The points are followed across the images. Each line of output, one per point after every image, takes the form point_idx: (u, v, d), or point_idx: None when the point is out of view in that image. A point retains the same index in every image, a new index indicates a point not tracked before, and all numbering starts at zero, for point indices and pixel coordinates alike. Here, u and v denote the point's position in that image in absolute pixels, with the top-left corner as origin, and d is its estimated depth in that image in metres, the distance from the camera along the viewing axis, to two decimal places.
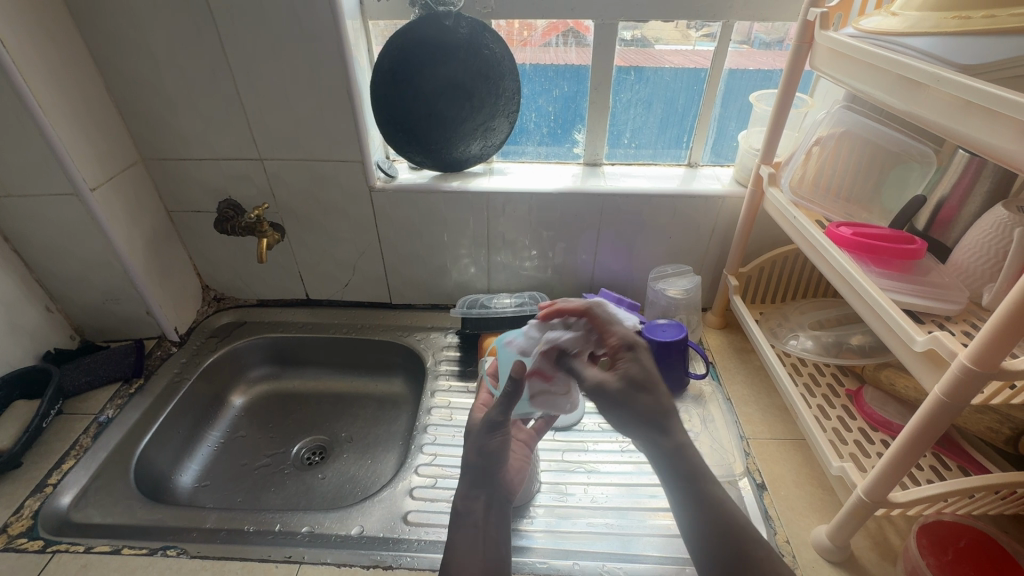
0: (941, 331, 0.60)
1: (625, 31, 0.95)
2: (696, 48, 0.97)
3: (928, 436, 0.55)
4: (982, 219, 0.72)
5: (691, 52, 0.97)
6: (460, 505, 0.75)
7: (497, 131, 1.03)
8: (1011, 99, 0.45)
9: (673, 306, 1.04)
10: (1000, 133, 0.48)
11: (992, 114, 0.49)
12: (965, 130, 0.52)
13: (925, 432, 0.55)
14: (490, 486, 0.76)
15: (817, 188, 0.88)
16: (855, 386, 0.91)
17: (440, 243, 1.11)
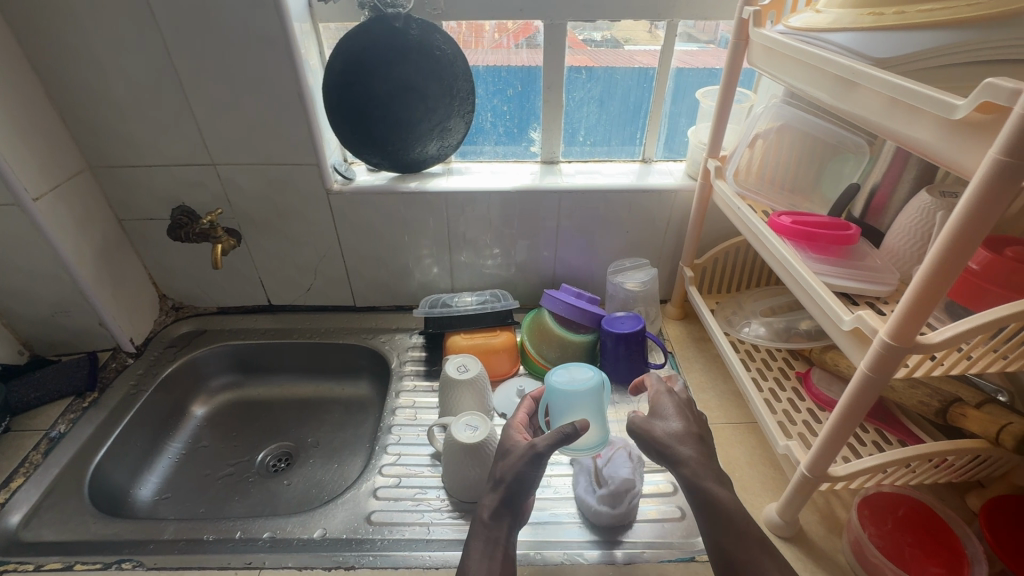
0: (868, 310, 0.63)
1: (595, 32, 0.98)
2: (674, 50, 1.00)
3: (858, 411, 0.58)
4: (909, 205, 0.76)
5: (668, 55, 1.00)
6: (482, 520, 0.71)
7: (454, 131, 1.04)
8: (917, 91, 0.48)
9: (631, 298, 1.06)
10: (910, 123, 0.51)
11: (902, 104, 0.52)
12: (882, 121, 0.55)
13: (855, 407, 0.58)
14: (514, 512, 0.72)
15: (762, 179, 0.92)
16: (804, 368, 0.96)
17: (402, 244, 1.12)
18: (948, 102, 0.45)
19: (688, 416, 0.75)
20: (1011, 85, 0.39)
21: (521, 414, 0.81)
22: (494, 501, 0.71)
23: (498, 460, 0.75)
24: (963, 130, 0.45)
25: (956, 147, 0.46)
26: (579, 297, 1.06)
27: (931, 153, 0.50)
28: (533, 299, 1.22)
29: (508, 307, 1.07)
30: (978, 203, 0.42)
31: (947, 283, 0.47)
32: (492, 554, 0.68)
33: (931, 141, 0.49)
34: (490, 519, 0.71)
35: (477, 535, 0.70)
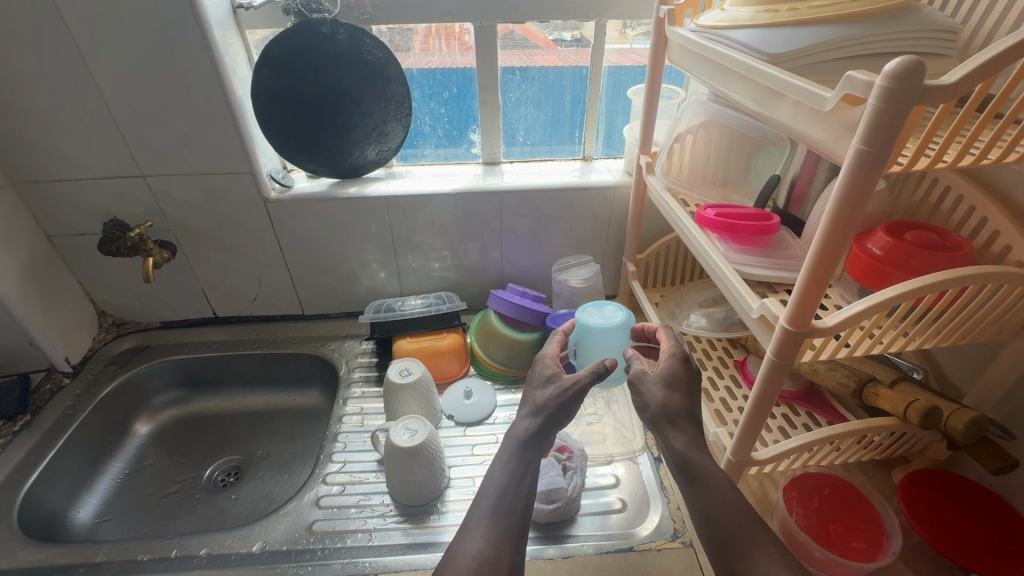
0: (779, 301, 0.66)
1: (566, 32, 1.00)
2: (635, 47, 1.02)
3: (769, 395, 0.60)
4: (823, 195, 0.79)
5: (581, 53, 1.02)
6: (518, 440, 0.75)
7: (392, 136, 1.04)
8: (798, 85, 0.51)
9: (576, 296, 1.07)
10: (798, 115, 0.54)
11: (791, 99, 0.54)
12: (777, 115, 0.58)
13: (766, 392, 0.60)
14: (544, 439, 0.76)
15: (694, 175, 0.94)
16: (742, 356, 0.98)
17: (346, 250, 1.11)
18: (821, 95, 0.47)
19: (688, 388, 0.75)
20: (864, 77, 0.41)
21: (552, 349, 0.85)
22: (532, 426, 0.76)
23: (540, 386, 0.79)
24: (837, 121, 0.47)
25: (833, 137, 0.48)
26: (523, 296, 1.07)
27: (815, 143, 0.52)
28: (483, 300, 1.22)
29: (455, 308, 1.06)
30: (847, 190, 0.44)
31: (832, 267, 0.49)
32: (521, 478, 0.73)
33: (813, 131, 0.52)
34: (526, 445, 0.75)
35: (510, 452, 0.75)
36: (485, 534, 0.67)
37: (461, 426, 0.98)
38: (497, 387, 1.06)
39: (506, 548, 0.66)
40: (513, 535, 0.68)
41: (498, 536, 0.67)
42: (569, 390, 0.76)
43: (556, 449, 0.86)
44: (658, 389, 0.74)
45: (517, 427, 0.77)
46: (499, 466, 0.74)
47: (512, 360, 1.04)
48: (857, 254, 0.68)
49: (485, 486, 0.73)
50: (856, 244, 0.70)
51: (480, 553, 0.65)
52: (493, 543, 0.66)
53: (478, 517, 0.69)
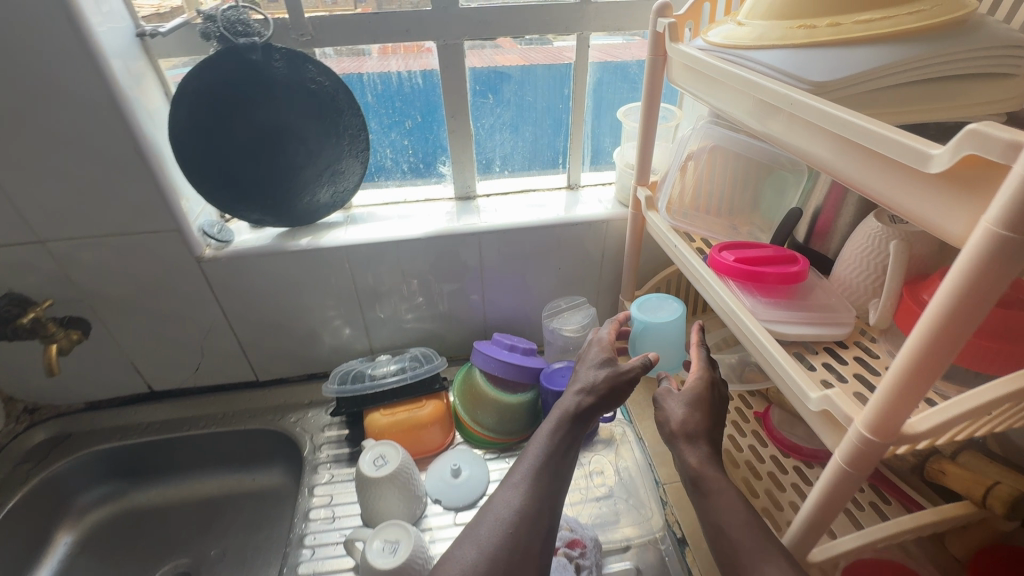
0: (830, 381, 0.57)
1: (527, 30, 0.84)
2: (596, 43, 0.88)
3: (836, 502, 0.49)
4: (858, 231, 0.68)
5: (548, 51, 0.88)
6: (563, 413, 0.73)
7: (347, 175, 0.88)
8: (875, 131, 0.38)
9: (570, 344, 0.95)
10: (860, 163, 0.42)
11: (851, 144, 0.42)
12: (823, 159, 0.46)
13: (832, 499, 0.49)
14: (589, 418, 0.73)
15: (698, 206, 0.82)
16: (763, 407, 0.87)
17: (303, 308, 0.95)
18: (921, 150, 0.35)
19: (712, 411, 0.71)
20: (1004, 135, 0.30)
21: (608, 331, 0.82)
22: (583, 403, 0.73)
23: (595, 365, 0.77)
24: (937, 184, 0.35)
25: (927, 202, 0.37)
26: (512, 350, 0.93)
27: (889, 203, 0.40)
28: (466, 349, 1.08)
29: (434, 370, 0.91)
30: (967, 282, 0.33)
31: (937, 370, 0.37)
32: (565, 453, 0.71)
33: (889, 189, 0.40)
34: (576, 420, 0.73)
35: (557, 422, 0.72)
36: (526, 489, 0.66)
37: (451, 512, 0.84)
38: (489, 456, 0.92)
39: (544, 514, 0.65)
40: (552, 495, 0.67)
41: (539, 496, 0.66)
42: (625, 372, 0.75)
43: (566, 543, 0.74)
44: (679, 407, 0.71)
45: (568, 400, 0.74)
46: (546, 430, 0.72)
47: (502, 425, 0.91)
48: (912, 307, 0.58)
49: (530, 449, 0.71)
50: (909, 293, 0.59)
51: (517, 510, 0.64)
52: (533, 500, 0.65)
53: (521, 472, 0.68)
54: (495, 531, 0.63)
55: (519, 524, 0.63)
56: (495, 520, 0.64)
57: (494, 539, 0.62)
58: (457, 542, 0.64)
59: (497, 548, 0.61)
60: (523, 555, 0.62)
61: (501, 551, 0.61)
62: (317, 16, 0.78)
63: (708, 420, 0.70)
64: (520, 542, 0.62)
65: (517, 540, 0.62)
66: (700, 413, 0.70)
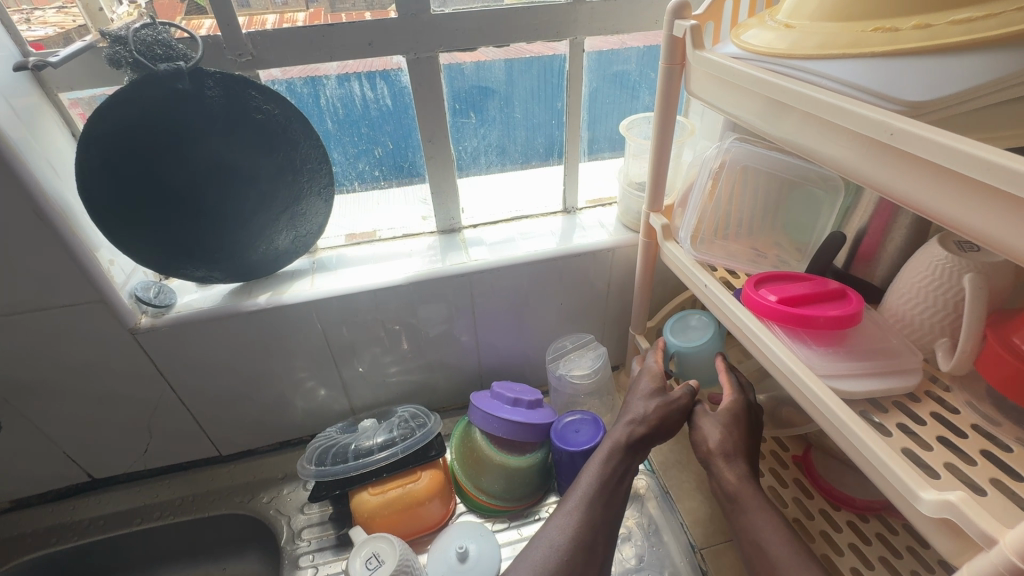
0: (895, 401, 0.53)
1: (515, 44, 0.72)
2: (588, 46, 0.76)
3: None
4: (916, 256, 0.59)
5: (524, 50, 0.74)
6: (615, 440, 0.69)
7: (311, 217, 0.75)
8: (931, 137, 0.34)
9: (579, 390, 0.84)
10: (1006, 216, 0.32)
11: (899, 151, 0.37)
12: (879, 175, 0.39)
13: None
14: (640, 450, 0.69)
15: (724, 232, 0.71)
16: (801, 449, 0.78)
17: (268, 373, 0.81)
18: (988, 160, 0.31)
19: (750, 432, 0.68)
20: None
21: (656, 361, 0.76)
22: (635, 434, 0.68)
23: (647, 395, 0.71)
24: (1003, 199, 0.31)
25: (987, 218, 0.33)
26: (516, 404, 0.80)
27: (938, 217, 0.36)
28: (460, 397, 0.96)
29: (428, 437, 0.79)
30: None
31: None
32: (621, 479, 0.67)
33: (942, 202, 0.35)
34: (628, 450, 0.68)
35: (611, 450, 0.68)
36: (580, 516, 0.63)
37: None
38: (498, 526, 0.81)
39: (601, 539, 0.64)
40: (608, 522, 0.65)
41: (593, 524, 0.64)
42: (678, 403, 0.70)
43: None
44: (717, 428, 0.67)
45: (620, 431, 0.69)
46: (599, 458, 0.68)
47: (510, 492, 0.80)
48: (1000, 354, 0.49)
49: (582, 478, 0.67)
50: (994, 336, 0.50)
51: (572, 539, 0.62)
52: (588, 528, 0.63)
53: (575, 502, 0.65)
54: (549, 558, 0.61)
55: (574, 550, 0.61)
56: (549, 546, 0.62)
57: (549, 566, 0.60)
58: (510, 568, 0.62)
59: (553, 574, 0.59)
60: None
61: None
62: (268, 25, 0.64)
63: (744, 442, 0.67)
64: (577, 566, 0.61)
65: (573, 566, 0.60)
66: (734, 434, 0.67)
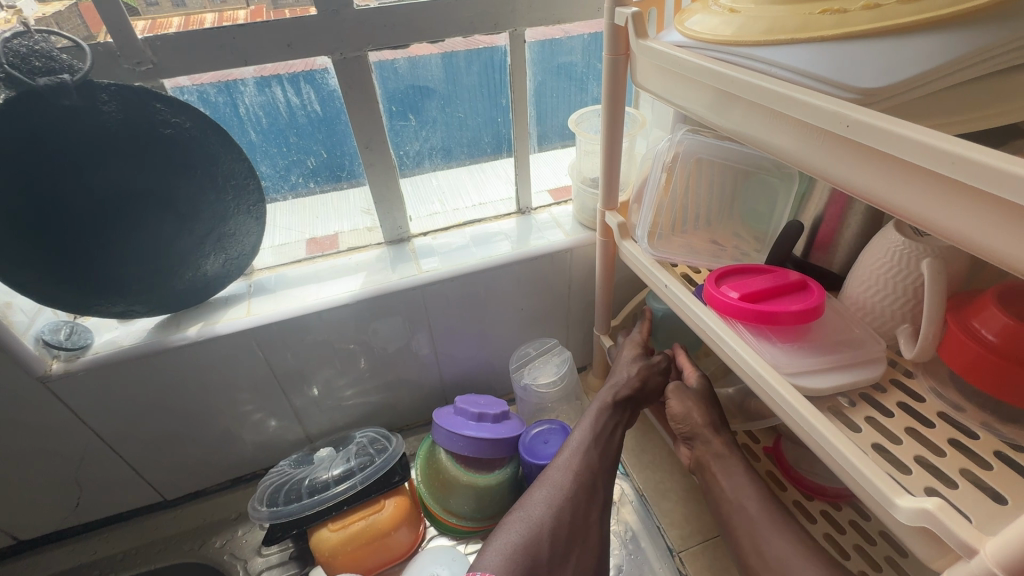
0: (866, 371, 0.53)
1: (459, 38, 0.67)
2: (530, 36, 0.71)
3: None
4: (871, 243, 0.58)
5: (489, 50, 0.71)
6: (607, 396, 0.69)
7: (242, 236, 0.68)
8: (876, 124, 0.31)
9: (546, 398, 0.81)
10: (982, 216, 0.28)
11: (848, 141, 0.35)
12: (841, 170, 0.36)
13: None
14: (632, 406, 0.70)
15: (682, 226, 0.69)
16: (772, 439, 0.77)
17: (208, 410, 0.75)
18: (934, 146, 0.29)
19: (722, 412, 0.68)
20: None
21: (642, 330, 0.76)
22: (620, 394, 0.69)
23: (629, 361, 0.72)
24: (949, 184, 0.30)
25: (935, 204, 0.31)
26: (480, 419, 0.76)
27: (888, 206, 0.34)
28: (424, 413, 0.92)
29: (391, 461, 0.74)
30: None
31: None
32: (613, 431, 0.68)
33: (892, 190, 0.33)
34: (618, 406, 0.69)
35: (602, 404, 0.69)
36: (579, 462, 0.63)
37: None
38: (470, 547, 0.77)
39: (602, 482, 0.64)
40: (607, 465, 0.65)
41: (592, 470, 0.63)
42: (658, 366, 0.72)
43: None
44: (690, 400, 0.67)
45: (607, 390, 0.70)
46: (591, 414, 0.68)
47: (483, 510, 0.76)
48: (962, 340, 0.48)
49: (575, 434, 0.67)
50: (956, 321, 0.49)
51: (575, 481, 0.62)
52: (586, 471, 0.63)
53: (573, 452, 0.65)
54: (554, 497, 0.60)
55: (577, 488, 0.61)
56: (554, 487, 0.61)
57: (555, 504, 0.60)
58: (519, 507, 0.62)
59: (559, 510, 0.59)
60: (584, 519, 0.60)
61: (563, 513, 0.59)
62: (208, 24, 0.58)
63: (722, 416, 0.68)
64: (581, 505, 0.61)
65: (577, 504, 0.60)
66: (715, 408, 0.67)
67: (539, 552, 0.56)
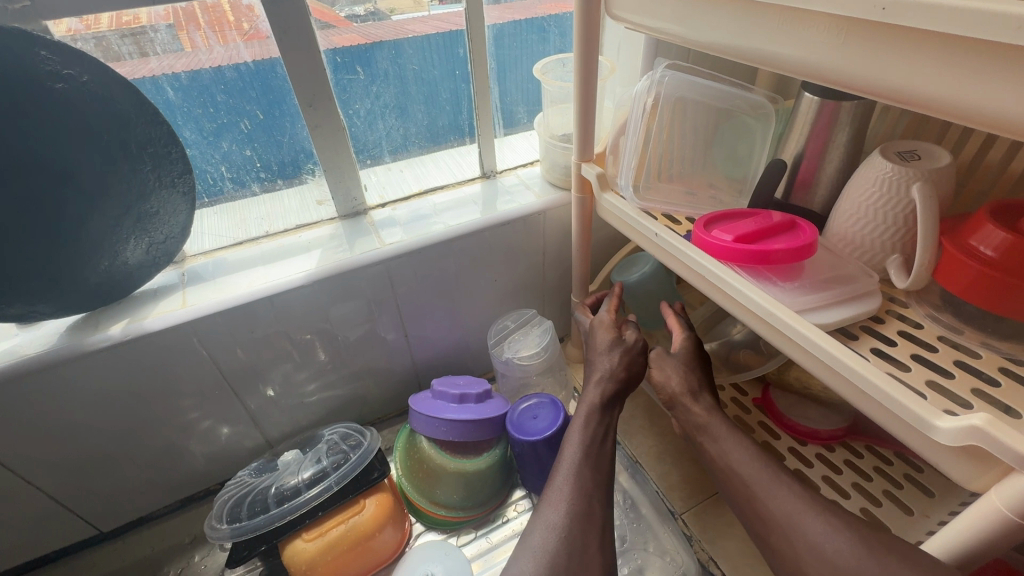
0: (868, 309, 0.51)
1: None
2: None
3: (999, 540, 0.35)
4: (858, 174, 0.56)
5: (431, 21, 0.66)
6: (592, 398, 0.62)
7: (170, 214, 0.59)
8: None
9: (528, 372, 0.76)
10: None
11: (874, 30, 0.31)
12: (863, 69, 0.33)
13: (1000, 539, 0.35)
14: (615, 405, 0.63)
15: (662, 175, 0.65)
16: (759, 391, 0.77)
17: (143, 424, 0.64)
18: (987, 11, 0.26)
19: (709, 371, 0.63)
20: None
21: (608, 309, 0.70)
22: (607, 392, 0.62)
23: (607, 349, 0.65)
24: (1004, 56, 0.27)
25: (982, 85, 0.28)
26: (462, 400, 0.70)
27: (921, 100, 0.31)
28: (395, 402, 0.85)
29: (366, 457, 0.67)
30: None
31: None
32: (602, 442, 0.59)
33: (927, 80, 0.30)
34: (603, 413, 0.61)
35: (587, 415, 0.61)
36: (572, 488, 0.53)
37: None
38: (463, 537, 0.72)
39: (596, 508, 0.53)
40: (601, 486, 0.55)
41: (585, 494, 0.53)
42: (637, 348, 0.65)
43: None
44: (679, 368, 0.61)
45: (590, 394, 0.62)
46: (577, 426, 0.60)
47: (473, 498, 0.70)
48: (960, 259, 0.47)
49: (565, 451, 0.58)
50: (952, 243, 0.48)
51: (567, 514, 0.51)
52: (580, 496, 0.53)
53: (564, 476, 0.55)
54: (548, 539, 0.49)
55: (571, 522, 0.51)
56: (547, 527, 0.50)
57: (550, 548, 0.49)
58: (510, 562, 0.50)
59: (554, 555, 0.48)
60: (583, 555, 0.49)
61: (559, 558, 0.48)
62: None
63: (707, 379, 0.61)
64: (577, 543, 0.49)
65: (574, 541, 0.49)
66: (697, 371, 0.61)
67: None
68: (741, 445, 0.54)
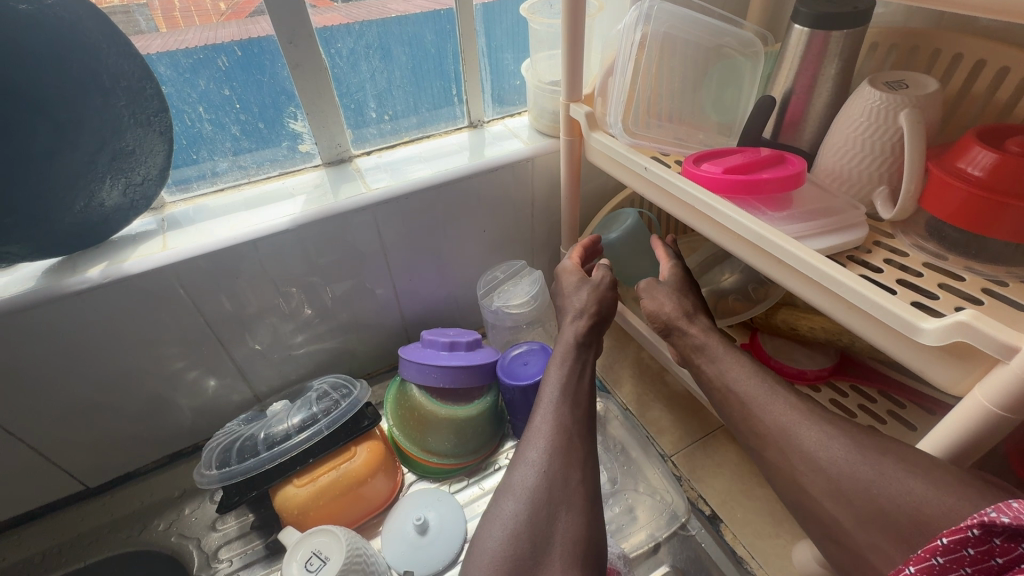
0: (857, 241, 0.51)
1: None
2: None
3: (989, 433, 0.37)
4: (847, 106, 0.56)
5: None
6: (570, 335, 0.60)
7: (150, 154, 0.57)
8: None
9: (519, 320, 0.76)
10: None
11: None
12: None
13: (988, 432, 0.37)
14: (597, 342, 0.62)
15: (654, 114, 0.64)
16: (747, 338, 0.75)
17: (128, 373, 0.63)
18: None
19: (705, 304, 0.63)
20: None
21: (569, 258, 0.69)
22: (581, 330, 0.61)
23: (574, 289, 0.64)
24: None
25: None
26: (454, 348, 0.69)
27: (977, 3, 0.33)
28: (385, 358, 0.84)
29: (354, 405, 0.66)
30: None
31: None
32: (581, 377, 0.57)
33: None
34: (582, 350, 0.60)
35: (563, 353, 0.58)
36: (551, 425, 0.51)
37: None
38: (455, 485, 0.72)
39: (579, 443, 0.50)
40: (584, 421, 0.53)
41: (566, 433, 0.50)
42: (605, 285, 0.64)
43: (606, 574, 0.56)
44: (673, 293, 0.62)
45: (568, 331, 0.61)
46: (554, 364, 0.57)
47: (465, 444, 0.70)
48: (947, 180, 0.47)
49: (544, 390, 0.55)
50: (939, 167, 0.49)
51: (548, 452, 0.49)
52: (561, 432, 0.50)
53: (542, 415, 0.52)
54: (528, 478, 0.47)
55: (552, 457, 0.48)
56: (527, 465, 0.48)
57: (531, 485, 0.47)
58: (491, 504, 0.48)
59: (536, 492, 0.46)
60: (565, 486, 0.47)
61: (540, 494, 0.46)
62: None
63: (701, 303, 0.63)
64: (559, 476, 0.47)
65: (554, 476, 0.47)
66: (691, 298, 0.62)
67: (517, 549, 0.43)
68: (729, 378, 0.54)
